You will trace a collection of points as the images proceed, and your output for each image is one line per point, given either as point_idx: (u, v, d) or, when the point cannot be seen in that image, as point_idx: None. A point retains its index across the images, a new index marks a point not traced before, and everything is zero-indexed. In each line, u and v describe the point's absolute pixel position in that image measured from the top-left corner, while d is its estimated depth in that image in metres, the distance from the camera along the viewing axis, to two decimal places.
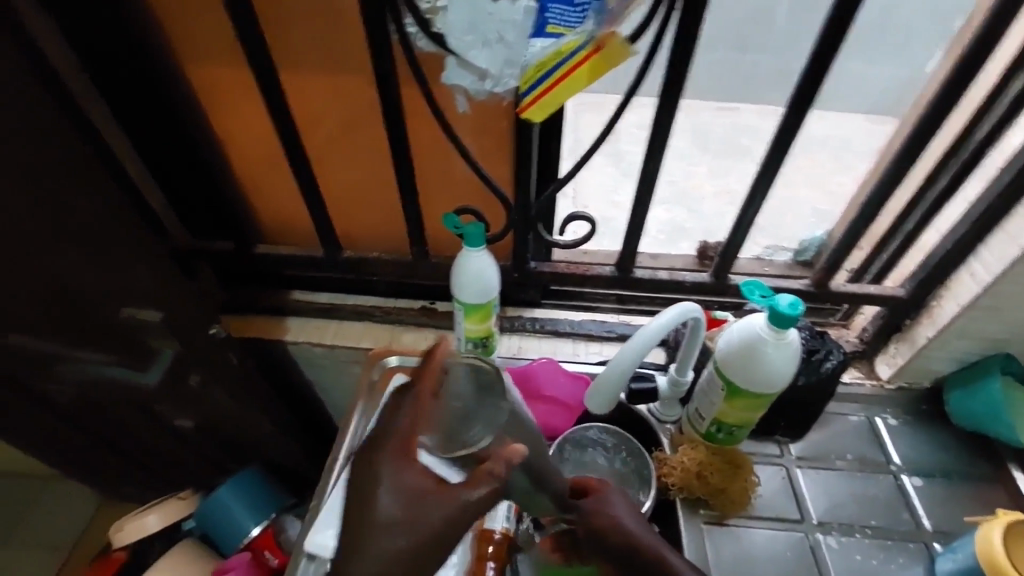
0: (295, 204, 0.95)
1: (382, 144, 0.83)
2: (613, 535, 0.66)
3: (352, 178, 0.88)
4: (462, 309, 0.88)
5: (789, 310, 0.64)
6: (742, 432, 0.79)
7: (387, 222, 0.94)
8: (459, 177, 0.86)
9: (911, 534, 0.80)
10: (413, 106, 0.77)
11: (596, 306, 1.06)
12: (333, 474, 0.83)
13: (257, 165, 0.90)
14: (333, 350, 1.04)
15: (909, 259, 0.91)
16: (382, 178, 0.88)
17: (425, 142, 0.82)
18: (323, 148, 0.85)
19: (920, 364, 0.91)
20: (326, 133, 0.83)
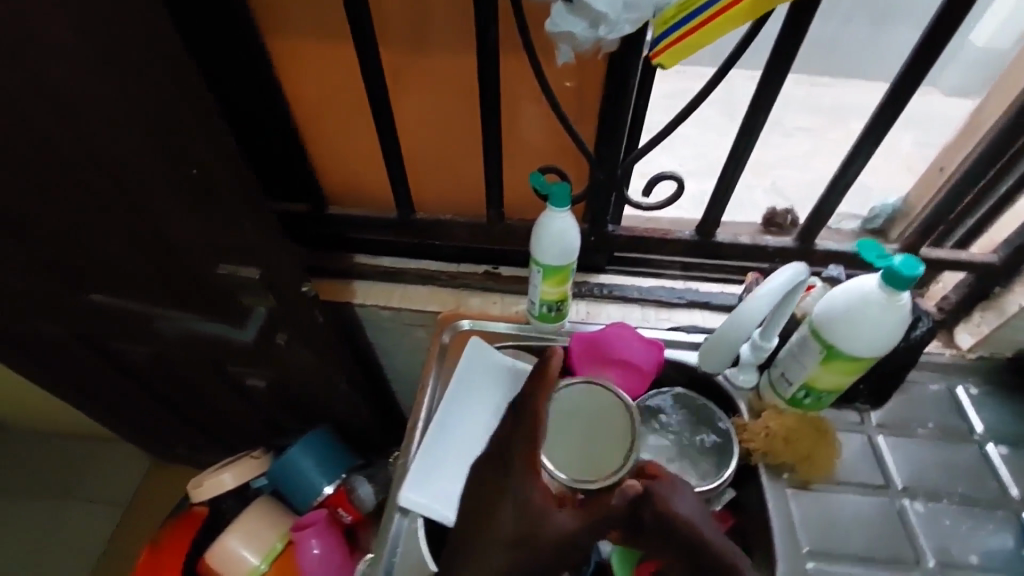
0: (369, 168, 0.93)
1: (466, 97, 0.80)
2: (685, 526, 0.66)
3: (429, 137, 0.86)
4: (541, 271, 0.87)
5: (906, 270, 0.63)
6: (829, 397, 0.79)
7: (460, 182, 0.92)
8: (544, 133, 0.84)
9: (999, 502, 0.80)
10: (507, 61, 0.76)
11: (663, 272, 1.03)
12: (416, 436, 0.85)
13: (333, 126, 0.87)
14: (400, 313, 1.03)
15: (999, 226, 0.89)
16: (460, 136, 0.85)
17: (513, 100, 0.80)
18: (404, 104, 0.82)
19: (1007, 333, 0.89)
20: (408, 87, 0.80)
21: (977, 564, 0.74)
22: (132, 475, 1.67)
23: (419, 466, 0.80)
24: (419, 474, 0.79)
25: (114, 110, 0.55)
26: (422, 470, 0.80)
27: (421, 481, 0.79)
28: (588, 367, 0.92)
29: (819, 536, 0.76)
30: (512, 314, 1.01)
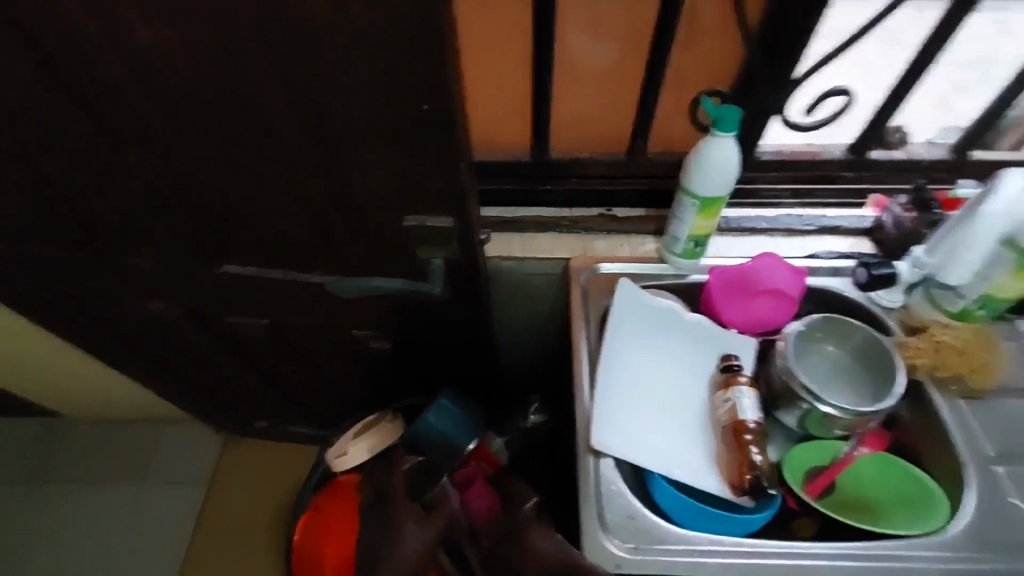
0: (512, 100, 0.88)
1: (642, 18, 0.78)
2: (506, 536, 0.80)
3: (587, 68, 0.83)
4: (694, 204, 0.83)
5: None
6: (1003, 306, 0.81)
7: (611, 113, 0.90)
8: (712, 55, 0.82)
9: None
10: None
11: (775, 203, 0.99)
12: (584, 388, 0.84)
13: (480, 58, 0.82)
14: (524, 263, 0.98)
15: None
16: (625, 61, 0.83)
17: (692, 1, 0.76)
18: (575, 29, 0.79)
19: None
20: (581, 10, 0.77)
21: None
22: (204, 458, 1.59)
23: (600, 416, 0.80)
24: (604, 424, 0.80)
25: (346, 40, 0.50)
26: (603, 414, 0.81)
27: (608, 431, 0.79)
28: (734, 301, 0.91)
29: (1001, 442, 0.77)
30: (642, 256, 0.97)
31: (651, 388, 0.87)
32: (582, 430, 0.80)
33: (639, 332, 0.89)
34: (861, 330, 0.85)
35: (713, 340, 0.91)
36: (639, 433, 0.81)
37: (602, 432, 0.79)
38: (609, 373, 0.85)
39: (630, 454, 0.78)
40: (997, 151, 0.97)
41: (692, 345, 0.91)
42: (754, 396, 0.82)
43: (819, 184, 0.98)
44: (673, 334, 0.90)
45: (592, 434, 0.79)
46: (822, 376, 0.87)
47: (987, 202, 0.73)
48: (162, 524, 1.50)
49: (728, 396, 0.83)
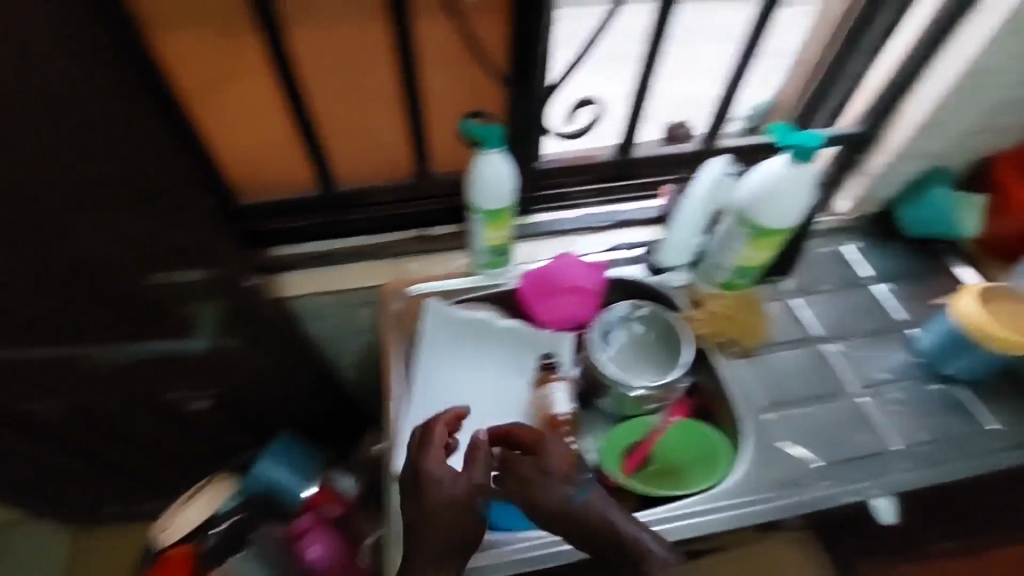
0: (278, 139, 0.85)
1: (382, 50, 0.77)
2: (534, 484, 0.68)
3: (344, 102, 0.82)
4: (481, 217, 0.87)
5: (810, 143, 0.71)
6: (755, 274, 0.91)
7: (384, 143, 0.88)
8: (468, 78, 0.83)
9: (890, 328, 0.96)
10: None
11: (580, 203, 1.06)
12: (396, 412, 0.86)
13: (233, 105, 0.79)
14: (342, 296, 0.99)
15: (858, 101, 0.96)
16: (381, 92, 0.81)
17: (428, 30, 0.77)
18: (320, 67, 0.77)
19: (877, 193, 1.04)
20: (318, 47, 0.75)
21: (890, 377, 0.89)
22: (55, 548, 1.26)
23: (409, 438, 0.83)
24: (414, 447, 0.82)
25: None
26: (411, 419, 0.86)
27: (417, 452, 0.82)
28: (542, 301, 0.96)
29: (772, 392, 0.87)
30: (454, 271, 1.00)
31: (467, 392, 0.92)
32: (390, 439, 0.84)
33: (453, 348, 0.93)
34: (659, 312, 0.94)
35: (529, 343, 0.95)
36: (452, 446, 0.85)
37: (407, 437, 0.84)
38: (423, 385, 0.89)
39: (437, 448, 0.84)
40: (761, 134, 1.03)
41: (508, 351, 0.95)
42: (566, 388, 0.90)
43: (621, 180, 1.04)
44: (488, 344, 0.94)
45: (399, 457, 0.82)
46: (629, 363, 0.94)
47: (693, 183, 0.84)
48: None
49: (543, 392, 0.91)
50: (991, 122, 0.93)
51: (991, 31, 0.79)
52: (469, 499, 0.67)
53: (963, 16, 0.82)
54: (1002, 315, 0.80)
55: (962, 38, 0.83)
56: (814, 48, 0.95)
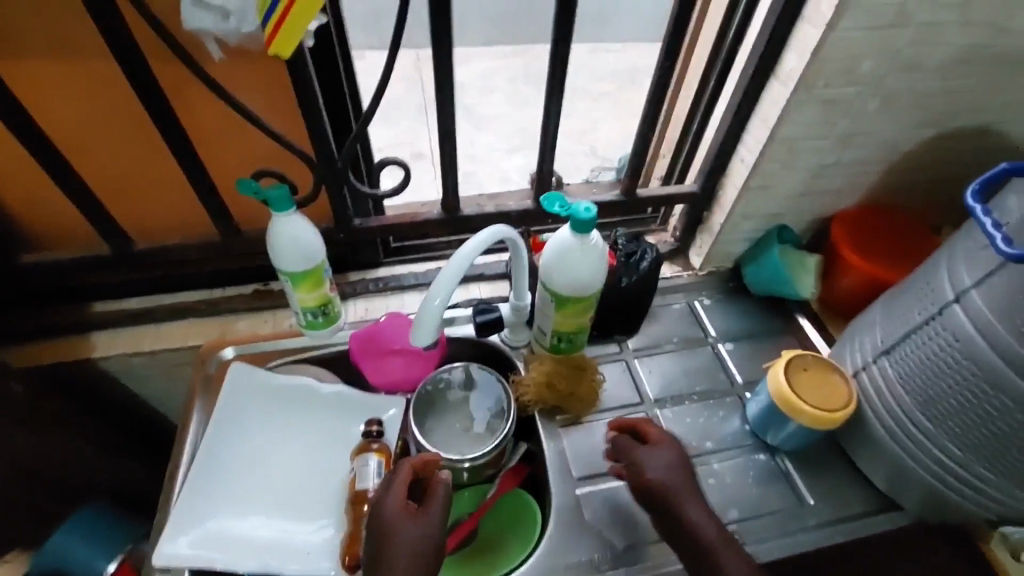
0: (49, 191, 0.81)
1: (134, 107, 0.72)
2: (665, 488, 0.71)
3: (112, 157, 0.77)
4: (289, 280, 0.83)
5: (585, 215, 0.69)
6: (581, 338, 0.86)
7: (175, 197, 0.84)
8: (246, 139, 0.76)
9: (728, 391, 0.93)
10: (155, 53, 0.66)
11: (443, 254, 1.06)
12: (177, 480, 0.79)
13: (0, 158, 0.75)
14: (156, 356, 0.93)
15: (698, 159, 1.02)
16: (149, 148, 0.77)
17: (184, 98, 0.71)
18: (74, 126, 0.73)
19: (721, 248, 1.03)
20: (67, 107, 0.71)
21: (712, 448, 0.86)
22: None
23: (179, 512, 0.76)
24: (184, 523, 0.75)
25: None
26: (190, 494, 0.78)
27: (185, 528, 0.75)
28: (370, 363, 0.92)
29: (586, 464, 0.85)
30: (284, 331, 0.95)
31: (267, 465, 0.83)
32: (161, 516, 0.76)
33: (263, 410, 0.87)
34: (487, 377, 0.91)
35: (353, 408, 0.89)
36: (232, 521, 0.78)
37: (177, 515, 0.76)
38: (213, 457, 0.81)
39: (214, 526, 0.76)
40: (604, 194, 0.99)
41: (327, 417, 0.88)
42: (379, 461, 0.80)
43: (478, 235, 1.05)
44: (304, 407, 0.88)
45: (163, 533, 0.75)
46: (460, 426, 0.92)
47: (464, 246, 0.68)
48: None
49: (357, 464, 0.81)
50: (812, 182, 0.94)
51: (783, 104, 0.81)
52: (438, 545, 0.68)
53: (764, 80, 0.82)
54: (809, 387, 0.79)
55: (768, 102, 0.83)
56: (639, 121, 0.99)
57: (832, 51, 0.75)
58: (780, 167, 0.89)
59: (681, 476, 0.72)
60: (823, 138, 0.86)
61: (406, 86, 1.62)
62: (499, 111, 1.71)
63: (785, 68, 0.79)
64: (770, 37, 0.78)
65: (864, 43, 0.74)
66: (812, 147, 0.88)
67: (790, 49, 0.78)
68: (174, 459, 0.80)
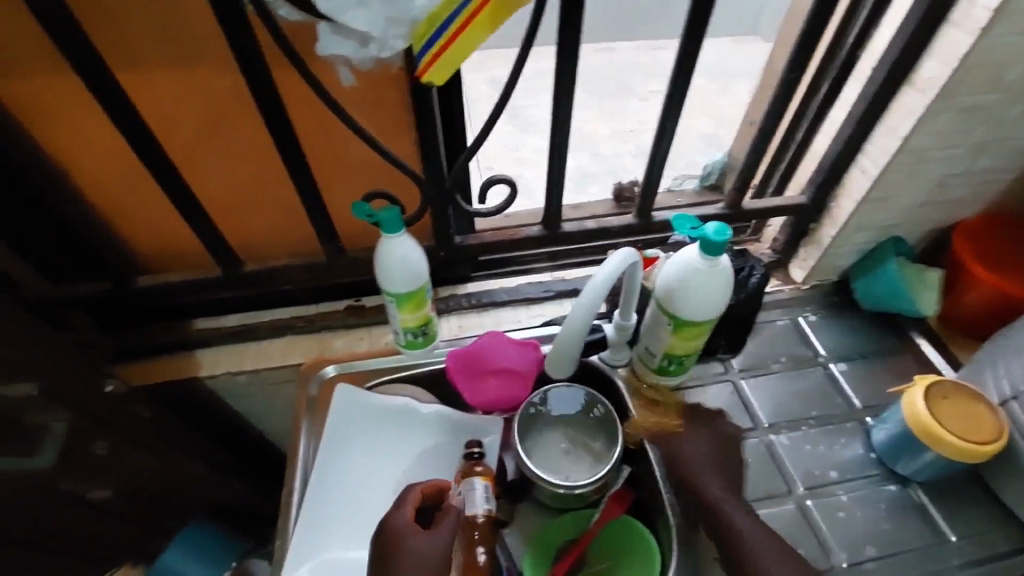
0: (164, 215, 0.82)
1: (256, 136, 0.72)
2: (683, 469, 0.79)
3: (231, 185, 0.77)
4: (394, 301, 0.82)
5: (717, 236, 0.66)
6: (690, 359, 0.82)
7: (286, 223, 0.84)
8: (359, 162, 0.76)
9: (846, 416, 0.88)
10: (289, 90, 0.66)
11: (530, 268, 1.03)
12: (292, 508, 0.79)
13: (122, 184, 0.78)
14: (258, 375, 0.94)
15: (804, 168, 0.96)
16: (269, 175, 0.77)
17: (308, 128, 0.71)
18: (199, 158, 0.73)
19: (829, 262, 0.98)
20: (194, 138, 0.71)
21: (837, 478, 0.81)
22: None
23: (299, 541, 0.76)
24: (304, 549, 0.76)
25: None
26: (307, 522, 0.78)
27: (306, 557, 0.76)
28: (465, 383, 0.90)
29: None
30: (381, 348, 0.95)
31: (375, 490, 0.83)
32: (279, 546, 0.77)
33: (369, 432, 0.86)
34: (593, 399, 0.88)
35: (455, 429, 0.88)
36: (347, 548, 0.78)
37: (289, 546, 0.76)
38: (324, 483, 0.81)
39: (332, 555, 0.77)
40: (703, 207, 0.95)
41: (428, 438, 0.88)
42: (485, 485, 0.79)
43: (569, 248, 1.02)
44: (407, 429, 0.87)
45: (286, 561, 0.75)
46: (559, 447, 0.89)
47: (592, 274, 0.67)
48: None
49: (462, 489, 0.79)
50: (937, 193, 0.88)
51: (918, 114, 0.75)
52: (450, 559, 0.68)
53: (896, 87, 0.77)
54: (952, 415, 0.73)
55: (897, 110, 0.78)
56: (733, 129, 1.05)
57: (982, 57, 0.69)
58: (905, 179, 0.84)
59: (706, 463, 0.79)
60: (955, 147, 0.81)
61: None
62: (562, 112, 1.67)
63: (923, 75, 0.74)
64: (908, 41, 0.72)
65: (1016, 47, 0.69)
66: (943, 157, 0.82)
67: (930, 53, 0.73)
68: (287, 487, 0.80)
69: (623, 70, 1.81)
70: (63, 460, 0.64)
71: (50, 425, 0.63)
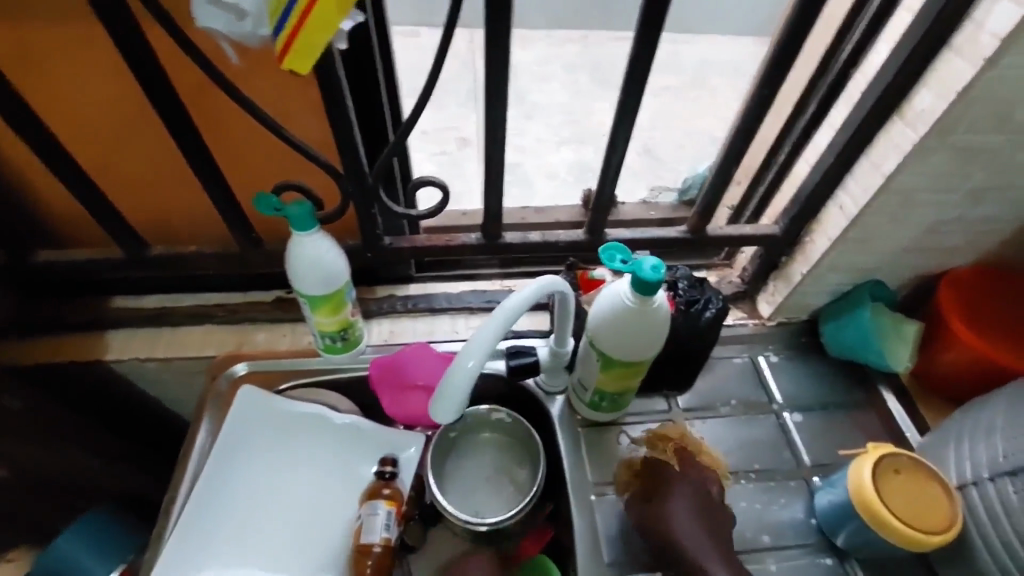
0: (52, 187, 0.75)
1: (142, 109, 0.64)
2: (678, 541, 0.67)
3: (127, 161, 0.70)
4: (307, 302, 0.75)
5: (652, 275, 0.58)
6: (624, 398, 0.75)
7: (195, 206, 0.77)
8: (271, 148, 0.68)
9: (792, 473, 0.80)
10: (172, 60, 0.59)
11: (477, 273, 0.97)
12: (172, 514, 0.73)
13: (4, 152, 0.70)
14: (169, 364, 0.88)
15: (781, 194, 0.87)
16: (164, 155, 0.70)
17: (203, 104, 0.63)
18: (84, 129, 0.66)
19: (798, 300, 0.89)
20: (77, 106, 0.64)
21: (769, 543, 0.74)
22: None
23: (174, 551, 0.71)
24: (177, 564, 0.70)
25: None
26: (186, 530, 0.72)
27: (180, 569, 0.70)
28: (388, 394, 0.84)
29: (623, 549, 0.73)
30: (303, 347, 0.88)
31: (268, 504, 0.77)
32: (151, 554, 0.71)
33: (271, 438, 0.80)
34: (517, 423, 0.81)
35: (367, 443, 0.81)
36: (227, 564, 0.72)
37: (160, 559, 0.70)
38: (213, 490, 0.75)
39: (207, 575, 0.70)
40: (665, 228, 0.87)
41: (337, 450, 0.81)
42: (389, 510, 0.73)
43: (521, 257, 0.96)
44: (314, 438, 0.81)
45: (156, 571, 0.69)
46: (477, 473, 0.82)
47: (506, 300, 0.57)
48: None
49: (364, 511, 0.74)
50: (922, 238, 0.79)
51: (903, 151, 0.67)
52: None
53: (884, 118, 0.68)
54: (901, 494, 0.67)
55: (884, 143, 0.69)
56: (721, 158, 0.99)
57: (980, 95, 0.60)
58: (887, 221, 0.75)
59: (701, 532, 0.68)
60: (946, 192, 0.72)
61: (459, 70, 1.51)
62: (555, 101, 1.57)
63: (915, 107, 0.65)
64: (901, 67, 0.63)
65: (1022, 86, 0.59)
66: (931, 201, 0.73)
67: (924, 84, 0.64)
68: (170, 491, 0.74)
69: (626, 59, 1.70)
70: None
71: None
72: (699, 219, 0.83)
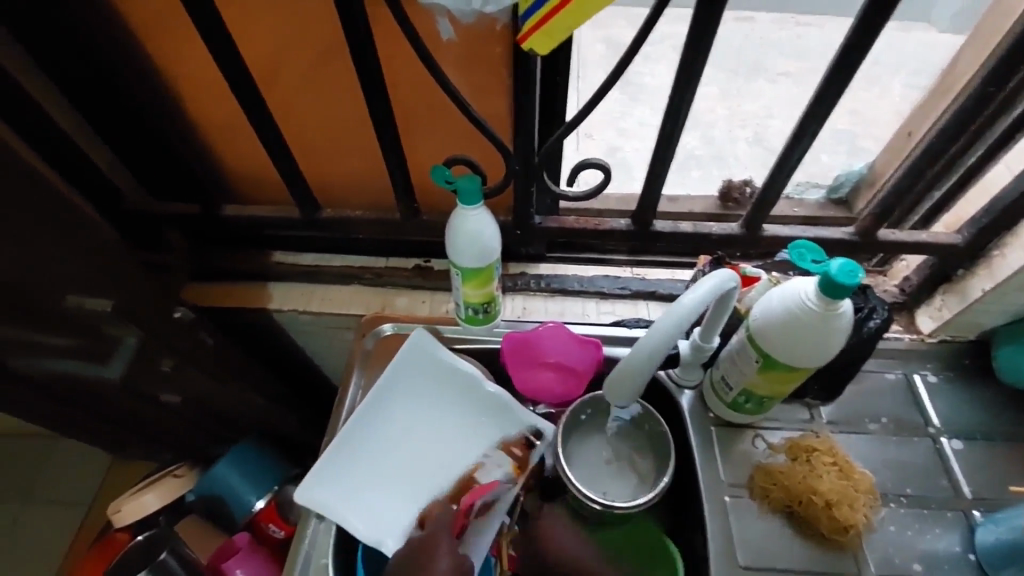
0: (247, 149, 0.82)
1: (344, 80, 0.69)
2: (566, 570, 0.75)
3: (317, 128, 0.76)
4: (459, 274, 0.78)
5: (842, 276, 0.55)
6: (772, 402, 0.72)
7: (366, 173, 0.82)
8: (450, 122, 0.71)
9: (949, 502, 0.74)
10: (383, 36, 0.62)
11: (608, 258, 0.96)
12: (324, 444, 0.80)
13: (214, 115, 0.78)
14: (320, 318, 0.95)
15: (967, 200, 0.79)
16: (352, 123, 0.75)
17: (399, 81, 0.67)
18: (289, 97, 0.72)
19: (969, 318, 0.81)
20: (286, 77, 0.70)
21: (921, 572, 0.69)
22: (96, 464, 1.22)
23: (324, 474, 0.77)
24: (323, 487, 0.76)
25: None
26: (335, 459, 0.78)
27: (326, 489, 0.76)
28: (518, 369, 0.84)
29: (760, 554, 0.71)
30: (441, 315, 0.92)
31: (407, 453, 0.83)
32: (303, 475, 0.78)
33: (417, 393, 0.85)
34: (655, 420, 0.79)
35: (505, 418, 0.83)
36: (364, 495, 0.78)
37: (320, 490, 0.75)
38: (363, 429, 0.81)
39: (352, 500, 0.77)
40: (824, 227, 0.82)
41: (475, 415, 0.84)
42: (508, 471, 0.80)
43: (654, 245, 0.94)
44: (457, 400, 0.85)
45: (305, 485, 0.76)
46: (603, 457, 0.81)
47: (682, 293, 0.59)
48: (43, 532, 1.16)
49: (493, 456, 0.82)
50: None
51: None
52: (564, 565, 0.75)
53: None
54: None
55: None
56: (888, 159, 0.92)
57: None
58: None
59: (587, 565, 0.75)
60: None
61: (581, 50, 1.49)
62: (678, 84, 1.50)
63: None
64: None
65: None
66: None
67: None
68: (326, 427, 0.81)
69: (758, 41, 1.59)
70: (128, 369, 0.77)
71: (122, 338, 0.75)
72: (868, 221, 0.78)
